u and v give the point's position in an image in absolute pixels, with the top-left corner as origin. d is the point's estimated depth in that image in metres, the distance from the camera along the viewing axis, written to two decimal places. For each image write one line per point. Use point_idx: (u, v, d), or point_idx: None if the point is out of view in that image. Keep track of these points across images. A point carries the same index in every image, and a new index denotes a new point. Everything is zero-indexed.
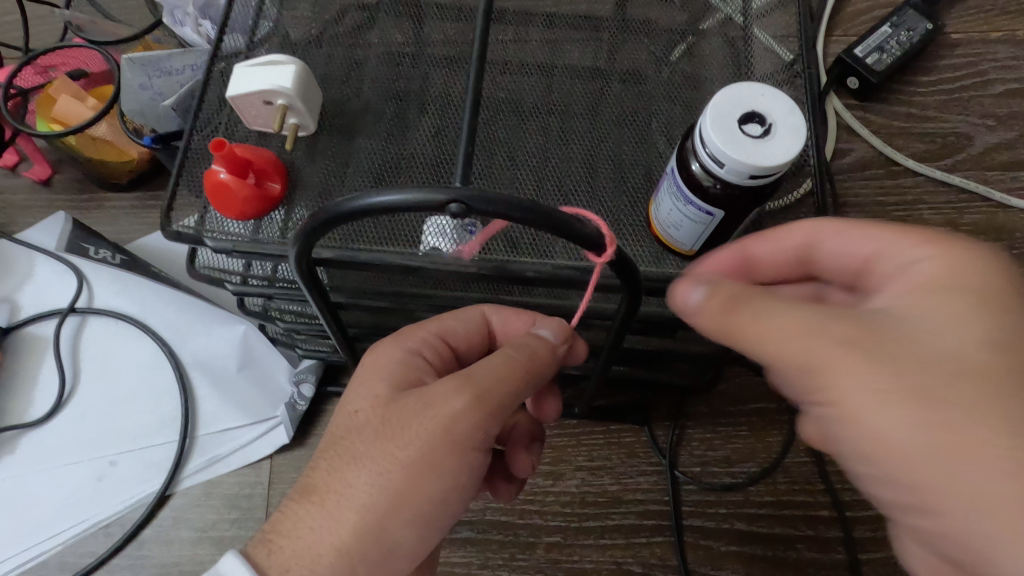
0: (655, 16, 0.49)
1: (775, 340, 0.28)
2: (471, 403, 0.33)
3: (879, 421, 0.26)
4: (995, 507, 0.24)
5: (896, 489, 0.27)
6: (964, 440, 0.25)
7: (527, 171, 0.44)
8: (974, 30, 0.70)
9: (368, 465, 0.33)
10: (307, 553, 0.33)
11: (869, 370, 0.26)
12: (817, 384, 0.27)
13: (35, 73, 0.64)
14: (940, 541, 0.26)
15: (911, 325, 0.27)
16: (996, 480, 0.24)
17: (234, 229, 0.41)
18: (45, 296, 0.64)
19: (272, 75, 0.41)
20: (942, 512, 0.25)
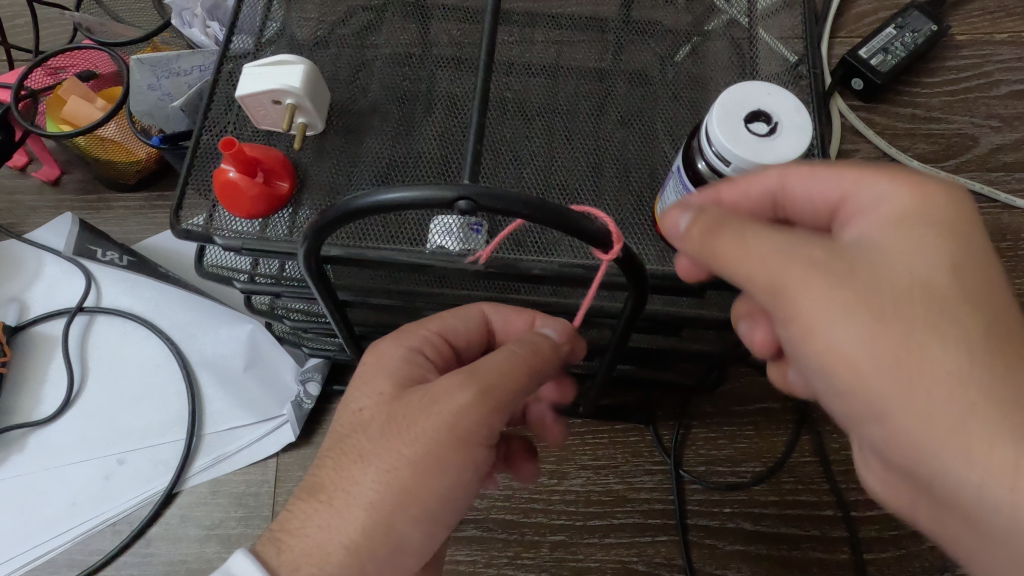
0: (660, 18, 0.50)
1: (751, 263, 0.28)
2: (476, 397, 0.33)
3: (850, 341, 0.27)
4: (950, 420, 0.25)
5: (857, 407, 0.28)
6: (927, 360, 0.26)
7: (533, 170, 0.44)
8: (979, 31, 0.70)
9: (375, 462, 0.33)
10: (316, 550, 0.33)
11: (842, 294, 0.27)
12: (790, 307, 0.28)
13: (44, 74, 0.65)
14: (893, 453, 0.28)
15: (879, 253, 0.28)
16: (953, 396, 0.25)
17: (242, 227, 0.42)
18: (54, 296, 0.65)
19: (281, 75, 0.41)
20: (901, 426, 0.27)
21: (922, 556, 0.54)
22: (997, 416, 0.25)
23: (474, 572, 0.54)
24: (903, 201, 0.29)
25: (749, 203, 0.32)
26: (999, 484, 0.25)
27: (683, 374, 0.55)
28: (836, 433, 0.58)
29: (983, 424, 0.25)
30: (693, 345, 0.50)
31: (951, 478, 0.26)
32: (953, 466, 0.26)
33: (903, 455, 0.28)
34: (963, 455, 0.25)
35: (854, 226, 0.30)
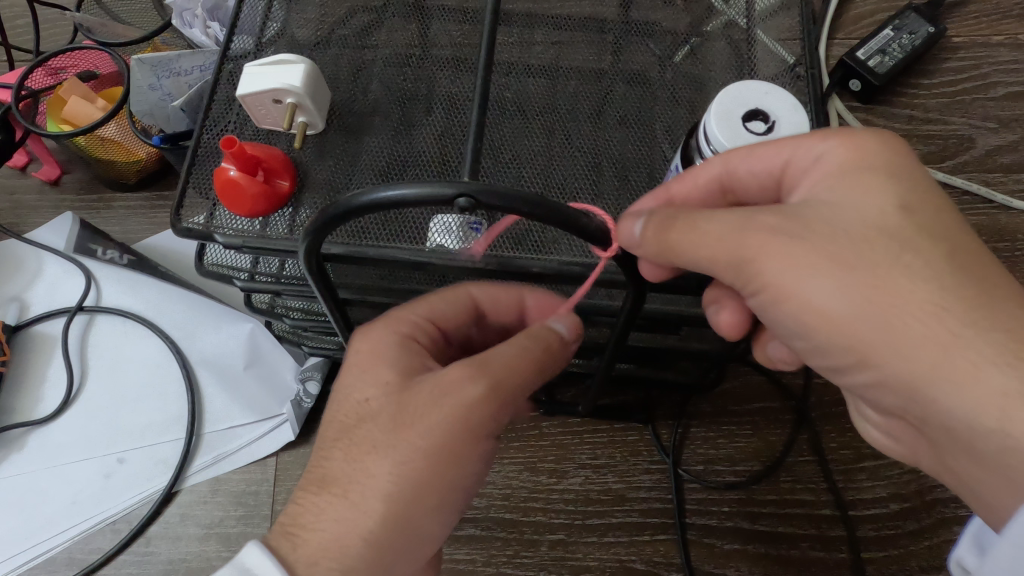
0: (660, 18, 0.50)
1: (721, 241, 0.32)
2: (487, 392, 0.33)
3: (820, 294, 0.30)
4: (922, 346, 0.29)
5: (840, 353, 0.31)
6: (890, 296, 0.29)
7: (533, 169, 0.44)
8: (977, 33, 0.70)
9: (387, 455, 0.33)
10: (335, 545, 0.33)
11: (806, 251, 0.30)
12: (763, 273, 0.31)
13: (45, 75, 0.65)
14: (878, 390, 0.31)
15: (835, 208, 0.31)
16: (920, 324, 0.29)
17: (243, 225, 0.42)
18: (54, 295, 0.65)
19: (281, 74, 0.41)
20: (881, 363, 0.30)
21: (920, 555, 0.54)
22: (960, 334, 0.28)
23: (473, 571, 0.54)
24: (846, 154, 0.32)
25: (698, 193, 0.35)
26: (972, 397, 0.28)
27: (682, 373, 0.55)
28: (834, 432, 0.58)
29: (950, 344, 0.28)
30: (691, 343, 0.50)
31: (932, 400, 0.29)
32: (933, 388, 0.29)
33: (887, 388, 0.31)
34: (944, 373, 0.28)
35: (802, 189, 0.33)
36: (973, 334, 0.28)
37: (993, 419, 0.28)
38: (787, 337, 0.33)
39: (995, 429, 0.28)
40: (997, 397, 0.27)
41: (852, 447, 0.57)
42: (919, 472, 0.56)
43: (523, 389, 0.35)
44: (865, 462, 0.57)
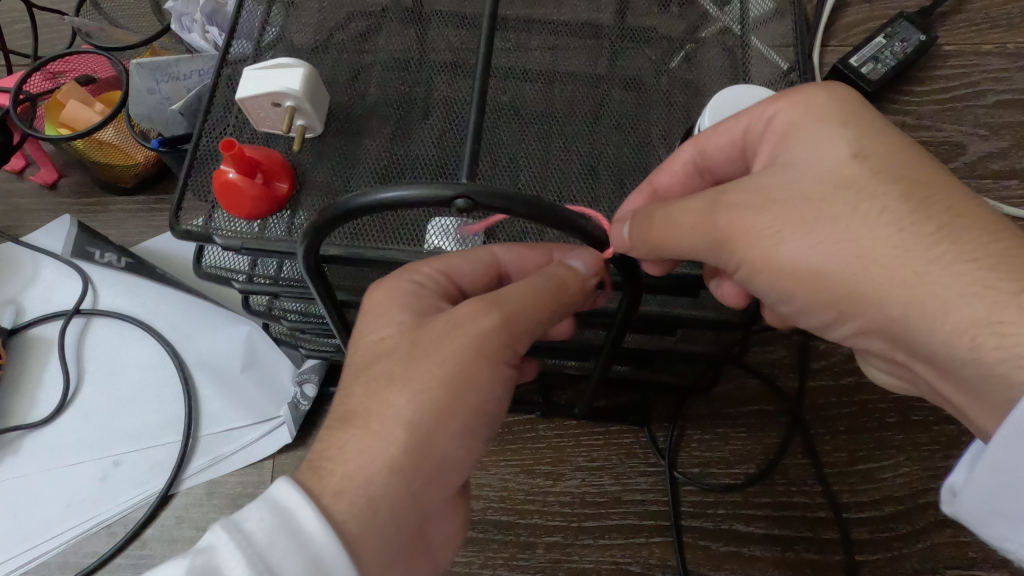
0: (656, 24, 0.51)
1: (693, 219, 0.33)
2: (501, 322, 0.33)
3: (789, 260, 0.31)
4: (892, 290, 0.29)
5: (821, 310, 0.32)
6: (855, 248, 0.30)
7: (530, 172, 0.45)
8: (968, 42, 0.71)
9: (406, 386, 0.33)
10: (358, 473, 0.32)
11: (769, 220, 0.32)
12: (735, 249, 0.33)
13: (44, 79, 0.64)
14: (866, 336, 0.32)
15: (795, 171, 0.32)
16: (886, 269, 0.29)
17: (241, 227, 0.42)
18: (51, 298, 0.65)
19: (281, 77, 0.42)
20: (860, 314, 0.31)
21: (914, 558, 0.54)
22: (927, 272, 0.28)
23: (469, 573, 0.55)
24: (797, 111, 0.33)
25: (676, 180, 0.38)
26: (945, 330, 0.28)
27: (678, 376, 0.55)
28: (829, 435, 0.58)
29: (918, 283, 0.28)
30: (687, 345, 0.50)
31: (913, 337, 0.29)
32: (911, 327, 0.29)
33: (873, 333, 0.31)
34: (926, 313, 0.28)
35: (763, 157, 0.34)
36: (940, 270, 0.28)
37: (966, 350, 0.28)
38: (773, 303, 0.34)
39: (968, 359, 0.28)
40: (971, 328, 0.27)
41: (847, 449, 0.58)
42: (912, 474, 0.56)
43: (541, 325, 0.34)
44: (859, 465, 0.57)
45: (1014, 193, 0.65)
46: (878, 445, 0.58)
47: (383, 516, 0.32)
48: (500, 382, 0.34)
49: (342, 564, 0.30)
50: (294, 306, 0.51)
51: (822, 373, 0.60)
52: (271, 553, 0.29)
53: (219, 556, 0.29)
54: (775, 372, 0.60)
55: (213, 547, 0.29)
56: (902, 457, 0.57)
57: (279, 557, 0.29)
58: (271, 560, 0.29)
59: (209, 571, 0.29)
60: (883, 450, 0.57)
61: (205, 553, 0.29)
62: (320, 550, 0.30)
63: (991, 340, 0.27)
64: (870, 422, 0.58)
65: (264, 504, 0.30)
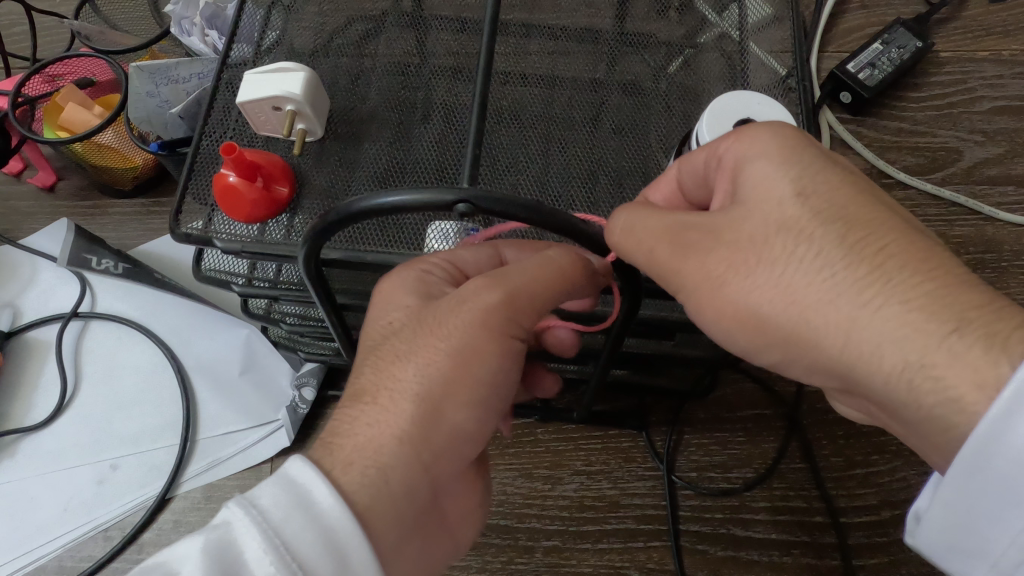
0: (655, 30, 0.51)
1: (643, 258, 0.33)
2: (504, 299, 0.33)
3: (732, 301, 0.31)
4: (827, 335, 0.29)
5: (767, 351, 0.32)
6: (790, 294, 0.30)
7: (529, 176, 0.45)
8: (963, 48, 0.72)
9: (413, 359, 0.33)
10: (371, 444, 0.32)
11: (715, 261, 0.31)
12: (683, 285, 0.33)
13: (43, 82, 0.64)
14: (816, 377, 0.31)
15: (740, 211, 0.31)
16: (821, 314, 0.29)
17: (240, 230, 0.42)
18: (49, 302, 0.65)
19: (282, 81, 0.42)
20: (803, 355, 0.30)
21: (911, 563, 0.54)
22: (859, 317, 0.28)
23: None
24: (744, 146, 0.32)
25: (662, 196, 0.38)
26: (884, 373, 0.28)
27: (675, 380, 0.55)
28: (827, 440, 0.58)
29: (850, 329, 0.28)
30: (685, 350, 0.50)
31: (857, 381, 0.29)
32: (850, 369, 0.29)
33: (820, 374, 0.31)
34: (861, 359, 0.28)
35: (721, 194, 0.34)
36: (873, 315, 0.28)
37: (905, 394, 0.28)
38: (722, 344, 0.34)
39: (906, 402, 0.28)
40: (905, 372, 0.27)
41: (843, 454, 0.58)
42: (908, 479, 0.57)
43: (546, 303, 0.35)
44: (856, 470, 0.57)
45: (1010, 200, 0.66)
46: (875, 449, 0.58)
47: (396, 488, 0.32)
48: (510, 356, 0.35)
49: (358, 540, 0.29)
50: (295, 308, 0.51)
51: None
52: (287, 528, 0.28)
53: (234, 531, 0.28)
54: (772, 377, 0.60)
55: (228, 523, 0.28)
56: (898, 462, 0.57)
57: (297, 534, 0.28)
58: (287, 536, 0.28)
59: (225, 549, 0.28)
60: (880, 455, 0.58)
61: (219, 528, 0.28)
62: (336, 526, 0.29)
63: (925, 385, 0.27)
64: (867, 427, 0.58)
65: (278, 480, 0.29)
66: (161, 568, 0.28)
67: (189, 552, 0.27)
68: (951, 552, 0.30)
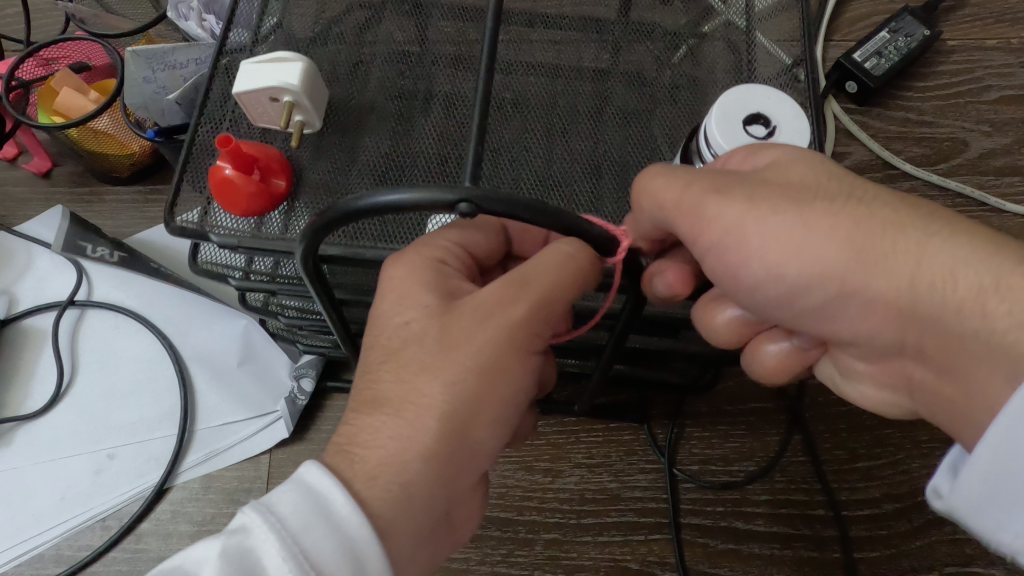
0: (659, 19, 0.50)
1: (676, 199, 0.33)
2: (532, 309, 0.33)
3: (790, 233, 0.31)
4: (899, 259, 0.29)
5: (819, 289, 0.31)
6: (853, 222, 0.30)
7: (532, 168, 0.44)
8: (971, 37, 0.70)
9: (440, 374, 0.32)
10: (393, 460, 0.31)
11: (771, 194, 0.31)
12: (732, 223, 0.32)
13: (36, 65, 0.63)
14: (869, 323, 0.31)
15: (784, 163, 0.32)
16: (890, 240, 0.29)
17: (240, 223, 0.42)
18: (44, 289, 0.64)
19: (280, 71, 0.41)
20: (864, 291, 0.30)
21: (911, 555, 0.54)
22: (929, 242, 0.29)
23: (467, 570, 0.54)
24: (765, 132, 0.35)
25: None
26: (957, 298, 0.28)
27: (678, 374, 0.55)
28: (829, 433, 0.58)
29: (922, 252, 0.29)
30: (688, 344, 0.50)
31: (924, 315, 0.29)
32: (918, 300, 0.29)
33: (875, 316, 0.31)
34: (933, 288, 0.29)
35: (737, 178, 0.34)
36: (942, 241, 0.29)
37: (977, 321, 0.28)
38: (758, 291, 0.33)
39: (979, 329, 0.28)
40: (978, 296, 0.28)
41: (846, 447, 0.58)
42: (910, 472, 0.57)
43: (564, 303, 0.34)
44: (858, 463, 0.57)
45: (1016, 191, 0.65)
46: (878, 442, 0.58)
47: (416, 501, 0.32)
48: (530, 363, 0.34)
49: (372, 546, 0.30)
50: (294, 302, 0.50)
51: None
52: (306, 538, 0.29)
53: (253, 539, 0.29)
54: None
55: (246, 530, 0.30)
56: (900, 455, 0.57)
57: (315, 541, 0.29)
58: (306, 544, 0.29)
59: (245, 555, 0.29)
60: (883, 448, 0.57)
61: (238, 534, 0.30)
62: (352, 532, 0.30)
63: (1001, 306, 0.28)
64: (869, 420, 0.58)
65: (295, 487, 0.31)
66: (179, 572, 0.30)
67: (208, 555, 0.29)
68: (985, 507, 0.28)
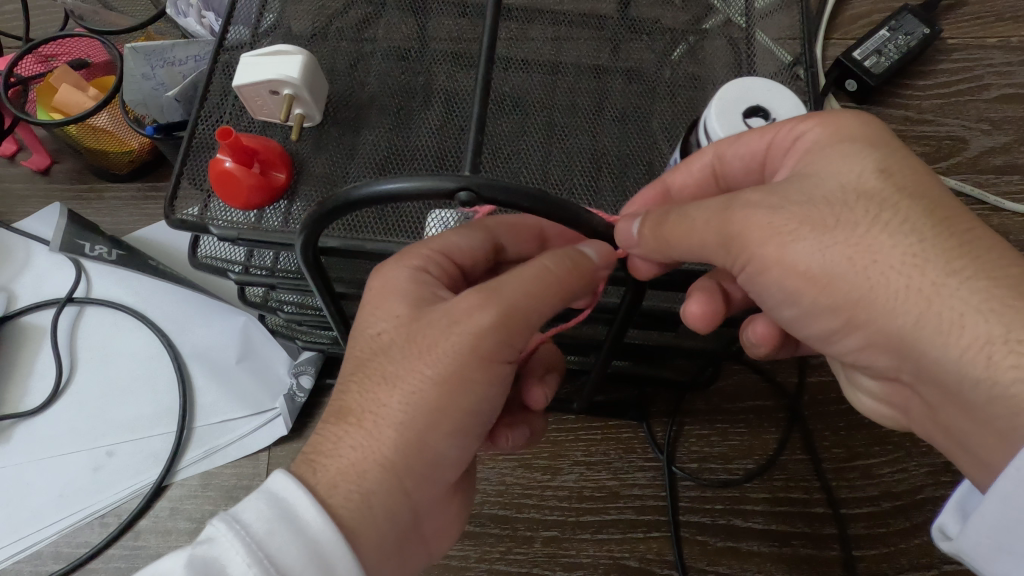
0: (659, 15, 0.50)
1: (702, 228, 0.33)
2: (500, 318, 0.32)
3: (799, 262, 0.31)
4: (910, 299, 0.29)
5: (828, 316, 0.32)
6: (870, 255, 0.30)
7: (532, 163, 0.44)
8: (970, 35, 0.70)
9: (400, 384, 0.33)
10: (352, 470, 0.32)
11: (785, 218, 0.31)
12: (744, 245, 0.32)
13: (35, 62, 0.64)
14: (868, 354, 0.32)
15: (815, 180, 0.32)
16: (902, 280, 0.29)
17: (238, 217, 0.42)
18: (42, 286, 0.64)
19: (280, 65, 0.41)
20: (868, 324, 0.31)
21: (910, 554, 0.54)
22: (943, 285, 0.29)
23: (466, 567, 0.54)
24: (823, 131, 0.33)
25: (692, 179, 0.37)
26: (960, 346, 0.28)
27: (677, 372, 0.55)
28: (828, 431, 0.58)
29: (934, 295, 0.29)
30: (687, 341, 0.50)
31: (922, 353, 0.30)
32: (921, 341, 0.29)
33: (875, 349, 0.32)
34: (938, 335, 0.29)
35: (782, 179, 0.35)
36: (957, 284, 0.28)
37: (981, 368, 0.28)
38: (778, 311, 0.35)
39: (982, 379, 0.28)
40: (984, 346, 0.28)
41: (844, 445, 0.58)
42: (909, 470, 0.57)
43: (544, 315, 0.34)
44: (857, 461, 0.57)
45: (1016, 189, 0.65)
46: (876, 441, 0.58)
47: (378, 511, 0.32)
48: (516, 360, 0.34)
49: (341, 550, 0.30)
50: (291, 297, 0.51)
51: (820, 369, 0.60)
52: (271, 542, 0.29)
53: (217, 548, 0.29)
54: (773, 368, 0.60)
55: (212, 539, 0.29)
56: (898, 453, 0.57)
57: (280, 546, 0.29)
58: (270, 548, 0.29)
59: (210, 565, 0.29)
60: (881, 446, 0.57)
61: (203, 544, 0.29)
62: (319, 537, 0.30)
63: (1007, 358, 0.27)
64: (868, 419, 0.58)
65: (262, 496, 0.31)
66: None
67: (173, 568, 0.29)
68: (995, 550, 0.28)
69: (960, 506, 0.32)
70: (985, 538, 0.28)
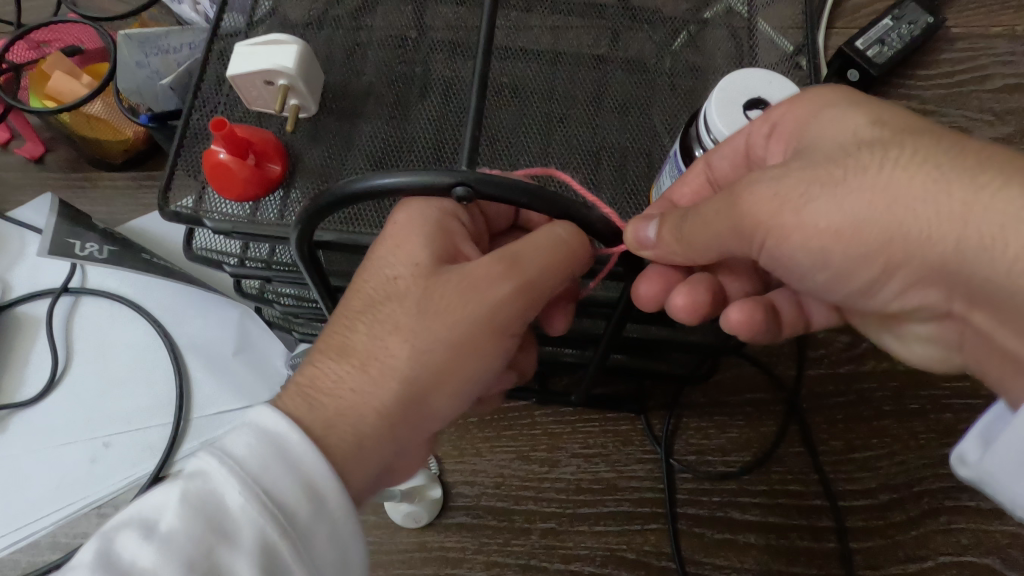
0: (659, 4, 0.49)
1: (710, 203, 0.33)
2: (517, 289, 0.33)
3: (821, 224, 0.31)
4: (944, 225, 0.29)
5: (865, 266, 0.32)
6: (891, 194, 0.29)
7: (531, 155, 0.44)
8: (975, 24, 0.70)
9: (412, 339, 0.32)
10: (351, 409, 0.32)
11: (793, 182, 0.31)
12: (757, 222, 0.32)
13: (27, 48, 0.63)
14: (914, 294, 0.32)
15: (829, 143, 0.32)
16: (931, 206, 0.29)
17: (232, 209, 0.41)
18: (38, 277, 0.63)
19: (274, 54, 0.40)
20: (909, 261, 0.30)
21: (908, 545, 0.54)
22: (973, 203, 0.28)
23: (464, 558, 0.55)
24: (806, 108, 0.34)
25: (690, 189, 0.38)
26: (1009, 258, 0.28)
27: (675, 365, 0.55)
28: (825, 424, 0.58)
29: (967, 216, 0.28)
30: (687, 334, 0.50)
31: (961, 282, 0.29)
32: (966, 265, 0.29)
33: (923, 285, 0.31)
34: (984, 255, 0.28)
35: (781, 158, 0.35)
36: (990, 196, 0.28)
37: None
38: (806, 277, 0.34)
39: None
40: None
41: (843, 438, 0.58)
42: (907, 462, 0.57)
43: (554, 288, 0.34)
44: (854, 454, 0.57)
45: None
46: (874, 434, 0.58)
47: (368, 452, 0.32)
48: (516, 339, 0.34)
49: (334, 488, 0.31)
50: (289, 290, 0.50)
51: (820, 362, 0.60)
52: (265, 477, 0.30)
53: (212, 479, 0.30)
54: (772, 361, 0.60)
55: (203, 472, 0.30)
56: (897, 445, 0.57)
57: (272, 480, 0.30)
58: (265, 481, 0.30)
59: (204, 493, 0.29)
60: (879, 439, 0.57)
61: (196, 477, 0.30)
62: (313, 475, 0.31)
63: None
64: (867, 411, 0.58)
65: (250, 430, 0.31)
66: (138, 518, 0.30)
67: (167, 501, 0.29)
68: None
69: (983, 432, 0.31)
70: (1012, 453, 0.28)
